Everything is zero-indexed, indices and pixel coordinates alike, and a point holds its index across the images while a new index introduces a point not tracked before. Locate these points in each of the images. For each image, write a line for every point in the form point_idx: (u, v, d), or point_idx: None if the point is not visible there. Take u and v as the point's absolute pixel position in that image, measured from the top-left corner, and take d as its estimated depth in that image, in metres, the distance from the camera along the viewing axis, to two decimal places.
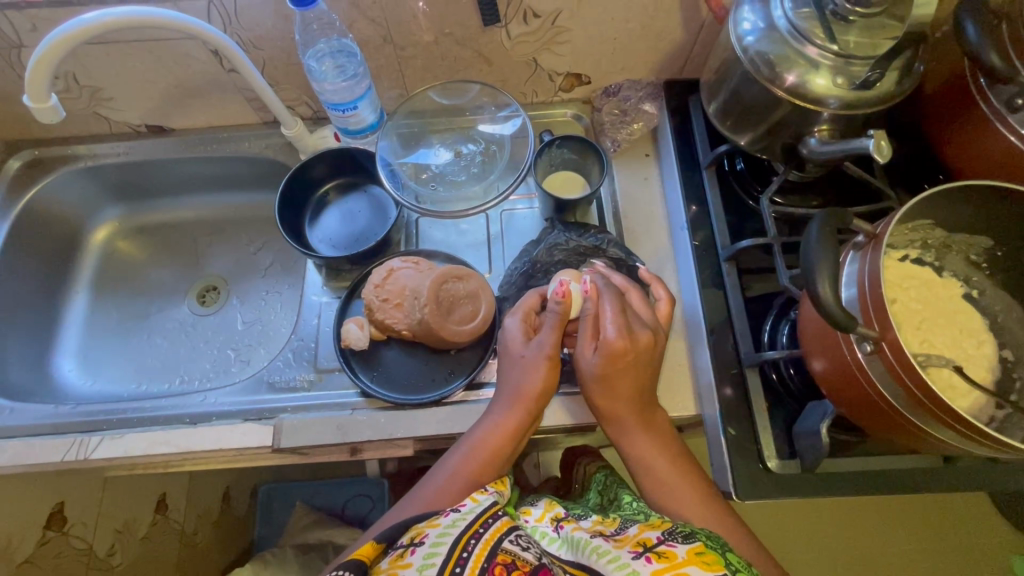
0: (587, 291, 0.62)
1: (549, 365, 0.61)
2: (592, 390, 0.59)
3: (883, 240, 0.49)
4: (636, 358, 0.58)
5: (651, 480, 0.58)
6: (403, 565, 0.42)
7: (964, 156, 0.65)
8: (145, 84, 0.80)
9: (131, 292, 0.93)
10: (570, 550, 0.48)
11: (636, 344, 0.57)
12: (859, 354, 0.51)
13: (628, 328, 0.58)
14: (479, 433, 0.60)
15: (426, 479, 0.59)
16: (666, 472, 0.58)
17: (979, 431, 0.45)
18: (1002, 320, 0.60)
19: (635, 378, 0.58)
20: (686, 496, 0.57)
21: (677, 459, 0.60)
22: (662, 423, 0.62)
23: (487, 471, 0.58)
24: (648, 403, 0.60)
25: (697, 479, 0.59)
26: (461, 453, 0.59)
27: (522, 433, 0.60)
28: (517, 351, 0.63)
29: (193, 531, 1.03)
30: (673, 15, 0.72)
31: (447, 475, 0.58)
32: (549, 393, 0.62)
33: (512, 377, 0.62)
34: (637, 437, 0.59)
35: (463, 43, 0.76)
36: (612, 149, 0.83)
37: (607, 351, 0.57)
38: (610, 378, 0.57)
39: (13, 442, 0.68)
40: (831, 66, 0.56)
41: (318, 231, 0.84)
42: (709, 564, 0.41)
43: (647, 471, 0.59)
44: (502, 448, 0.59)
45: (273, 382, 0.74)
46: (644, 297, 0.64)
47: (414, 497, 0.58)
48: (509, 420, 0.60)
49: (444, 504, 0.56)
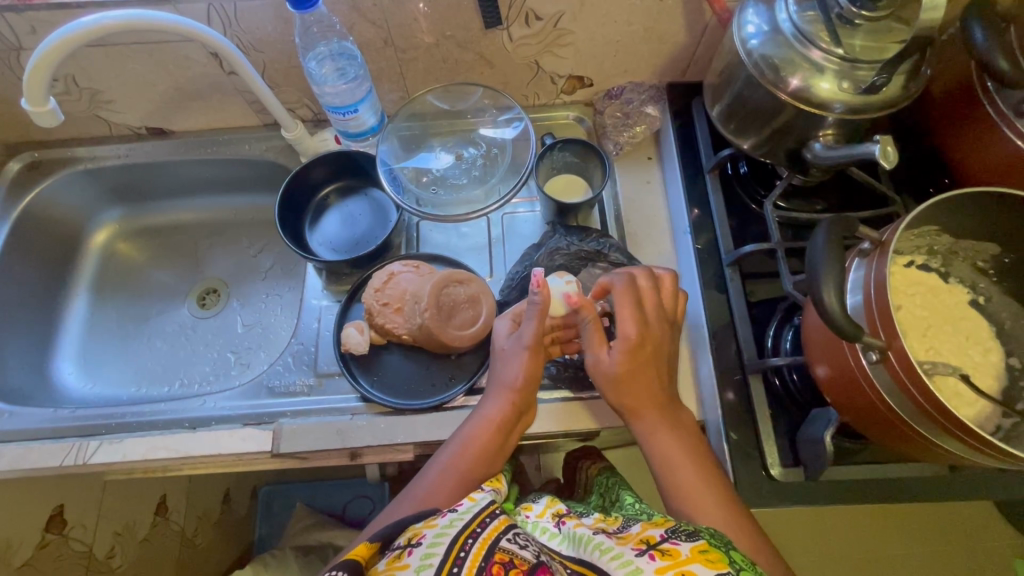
0: (574, 304, 0.61)
1: (529, 353, 0.63)
2: (609, 391, 0.59)
3: (890, 248, 0.48)
4: (653, 349, 0.59)
5: (670, 480, 0.57)
6: (401, 566, 0.40)
7: (971, 161, 0.64)
8: (145, 87, 0.79)
9: (130, 295, 0.93)
10: (571, 546, 0.46)
11: (653, 335, 0.59)
12: (864, 362, 0.50)
13: (644, 322, 0.59)
14: (468, 427, 0.61)
15: (417, 478, 0.59)
16: (688, 475, 0.56)
17: (989, 443, 0.44)
18: (1010, 327, 0.60)
19: (653, 371, 0.59)
20: (705, 500, 0.54)
21: (701, 459, 0.58)
22: (686, 420, 0.61)
23: (477, 466, 0.58)
24: (669, 401, 0.60)
25: (718, 480, 0.56)
26: (450, 449, 0.60)
27: (509, 425, 0.61)
28: (502, 345, 0.66)
29: (193, 533, 1.02)
30: (675, 18, 0.72)
31: (436, 472, 0.58)
32: (533, 382, 0.63)
33: (498, 370, 0.64)
34: (661, 431, 0.58)
35: (464, 46, 0.75)
36: (614, 152, 0.82)
37: (625, 347, 0.58)
38: (632, 374, 0.58)
39: (12, 447, 0.67)
40: (836, 71, 0.56)
41: (318, 235, 0.83)
42: (712, 562, 0.40)
43: (666, 470, 0.57)
44: (492, 442, 0.59)
45: (273, 387, 0.74)
46: (677, 284, 0.63)
47: (407, 496, 0.58)
48: (495, 411, 0.61)
49: (437, 502, 0.56)
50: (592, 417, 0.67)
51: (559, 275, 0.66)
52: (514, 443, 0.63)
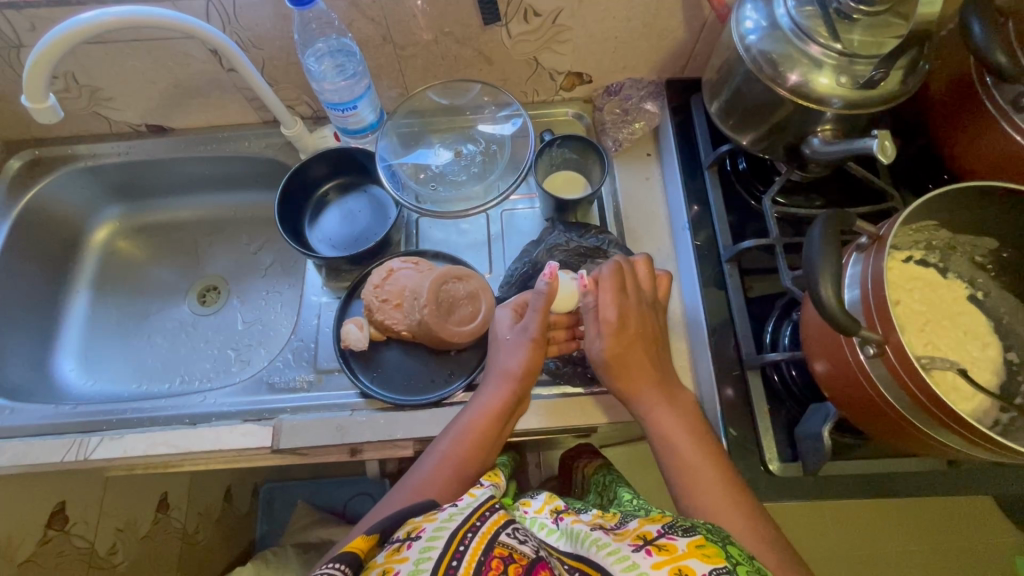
0: (584, 286, 0.64)
1: (531, 345, 0.64)
2: (605, 377, 0.62)
3: (888, 242, 0.48)
4: (637, 330, 0.62)
5: (672, 462, 0.57)
6: (400, 559, 0.40)
7: (970, 156, 0.64)
8: (144, 84, 0.79)
9: (130, 292, 0.93)
10: (568, 542, 0.46)
11: (635, 317, 0.62)
12: (861, 356, 0.50)
13: (625, 305, 0.62)
14: (466, 415, 0.62)
15: (416, 466, 0.60)
16: (690, 457, 0.57)
17: (982, 436, 0.44)
18: (1008, 322, 0.60)
19: (643, 355, 0.62)
20: (705, 481, 0.55)
21: (702, 441, 0.58)
22: (686, 401, 0.62)
23: (476, 454, 0.59)
24: (666, 380, 0.62)
25: (718, 460, 0.57)
26: (449, 437, 0.61)
27: (508, 414, 0.62)
28: (504, 335, 0.67)
29: (194, 530, 1.03)
30: (674, 14, 0.72)
31: (435, 460, 0.59)
32: (531, 374, 0.64)
33: (498, 359, 0.66)
34: (664, 411, 0.60)
35: (462, 42, 0.75)
36: (612, 149, 0.83)
37: (609, 331, 0.61)
38: (621, 356, 0.61)
39: (14, 443, 0.67)
40: (835, 65, 0.55)
41: (317, 231, 0.83)
42: (709, 556, 0.40)
43: (668, 450, 0.58)
44: (489, 431, 0.61)
45: (273, 383, 0.74)
46: (651, 267, 0.65)
47: (406, 484, 0.58)
48: (495, 400, 0.62)
49: (436, 490, 0.56)
50: (591, 413, 0.67)
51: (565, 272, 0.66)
52: (508, 432, 0.64)
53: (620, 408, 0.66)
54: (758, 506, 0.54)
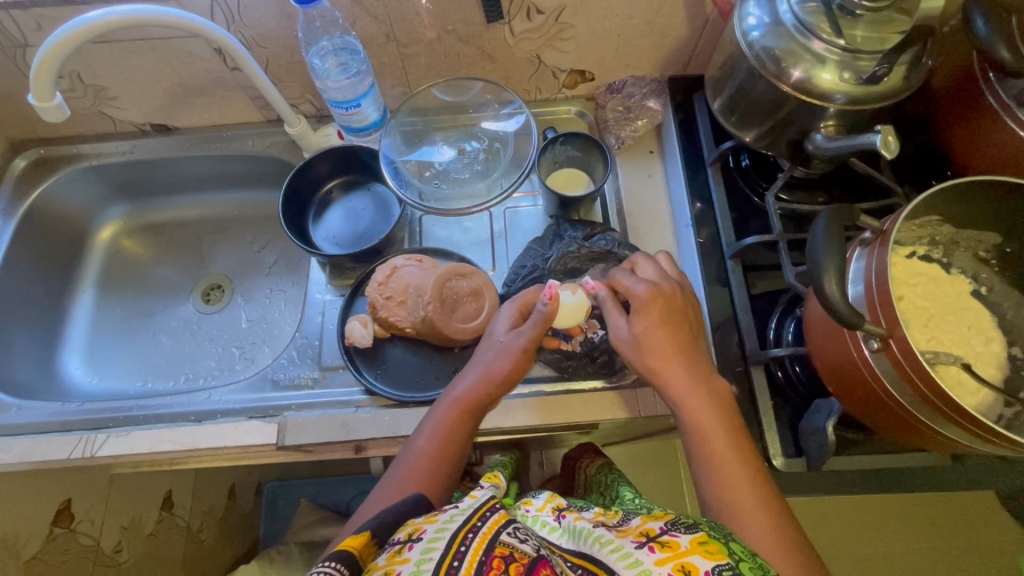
0: (591, 290, 0.66)
1: (519, 355, 0.64)
2: (636, 355, 0.60)
3: (891, 236, 0.48)
4: (672, 310, 0.60)
5: (696, 446, 0.56)
6: (401, 561, 0.40)
7: (974, 152, 0.64)
8: (150, 83, 0.80)
9: (135, 291, 0.93)
10: (571, 539, 0.45)
11: (667, 294, 0.61)
12: (866, 352, 0.50)
13: (653, 283, 0.61)
14: (439, 411, 0.62)
15: (395, 464, 0.59)
16: (716, 450, 0.55)
17: (988, 429, 0.44)
18: (1011, 318, 0.60)
19: (677, 334, 0.59)
20: (732, 472, 0.54)
21: (733, 431, 0.57)
22: (722, 390, 0.59)
23: (451, 449, 0.59)
24: (699, 363, 0.59)
25: (740, 447, 0.56)
26: (426, 433, 0.60)
27: (481, 411, 0.62)
28: (499, 338, 0.66)
29: (198, 528, 1.04)
30: (677, 10, 0.72)
31: (413, 456, 0.59)
32: (514, 379, 0.64)
33: (483, 356, 0.65)
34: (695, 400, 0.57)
35: (466, 41, 0.76)
36: (615, 146, 0.83)
37: (640, 310, 0.60)
38: (655, 332, 0.59)
39: (20, 440, 0.68)
40: (837, 61, 0.56)
41: (321, 230, 0.84)
42: (711, 553, 0.40)
43: (693, 438, 0.57)
44: (461, 428, 0.61)
45: (278, 380, 0.74)
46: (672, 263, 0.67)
47: (387, 480, 0.58)
48: (468, 395, 0.62)
49: (415, 485, 0.56)
50: (592, 411, 0.67)
51: (569, 289, 0.66)
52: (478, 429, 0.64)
53: (621, 403, 0.67)
54: (778, 496, 0.54)
